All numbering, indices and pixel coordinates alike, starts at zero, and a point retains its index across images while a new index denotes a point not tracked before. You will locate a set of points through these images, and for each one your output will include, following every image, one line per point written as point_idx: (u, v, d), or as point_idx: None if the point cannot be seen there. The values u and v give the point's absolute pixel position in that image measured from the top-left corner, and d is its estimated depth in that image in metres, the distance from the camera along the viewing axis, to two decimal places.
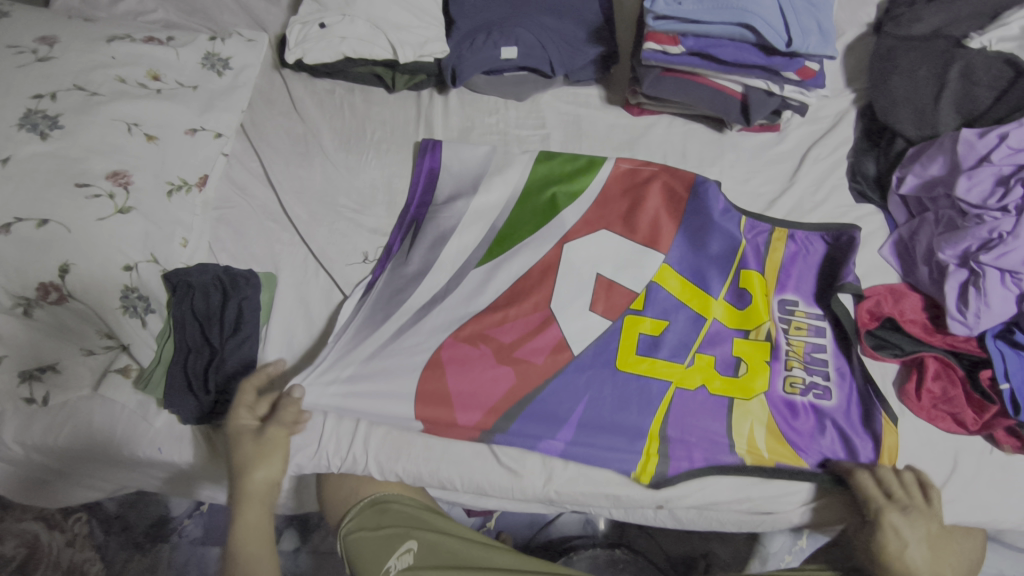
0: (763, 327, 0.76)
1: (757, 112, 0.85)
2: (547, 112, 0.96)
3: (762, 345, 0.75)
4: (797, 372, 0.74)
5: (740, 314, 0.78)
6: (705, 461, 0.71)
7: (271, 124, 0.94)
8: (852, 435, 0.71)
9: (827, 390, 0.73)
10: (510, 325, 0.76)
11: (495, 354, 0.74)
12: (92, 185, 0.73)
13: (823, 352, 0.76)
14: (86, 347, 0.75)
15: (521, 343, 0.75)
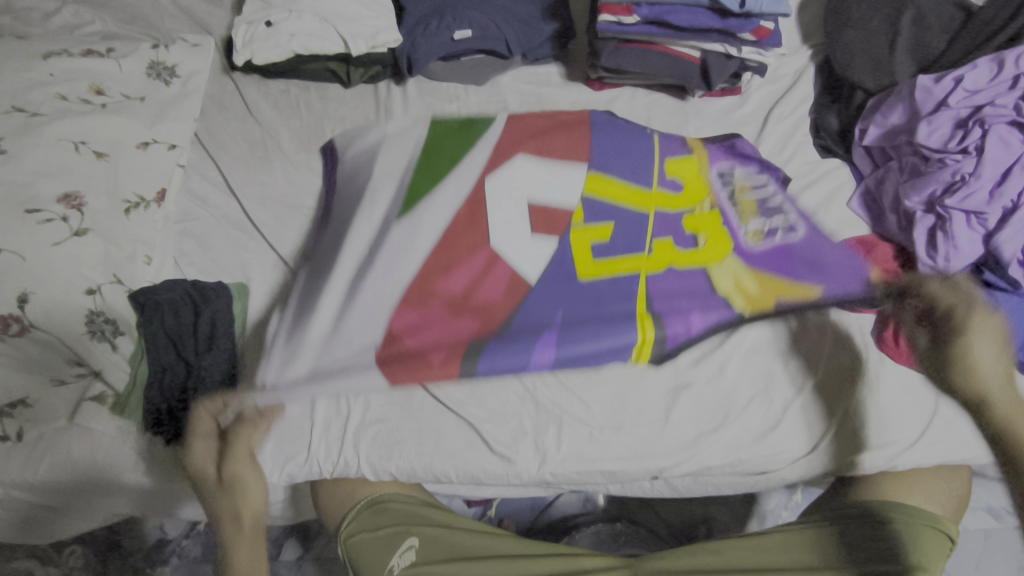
0: (705, 203, 0.80)
1: (718, 77, 0.85)
2: (508, 93, 0.95)
3: (708, 216, 0.79)
4: (754, 223, 0.78)
5: (678, 199, 0.79)
6: (700, 313, 0.74)
7: (228, 130, 0.92)
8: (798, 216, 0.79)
9: (793, 225, 0.78)
10: (456, 273, 0.74)
11: (450, 305, 0.73)
12: (43, 210, 0.71)
13: (772, 201, 0.80)
14: (56, 377, 0.71)
15: (472, 287, 0.73)
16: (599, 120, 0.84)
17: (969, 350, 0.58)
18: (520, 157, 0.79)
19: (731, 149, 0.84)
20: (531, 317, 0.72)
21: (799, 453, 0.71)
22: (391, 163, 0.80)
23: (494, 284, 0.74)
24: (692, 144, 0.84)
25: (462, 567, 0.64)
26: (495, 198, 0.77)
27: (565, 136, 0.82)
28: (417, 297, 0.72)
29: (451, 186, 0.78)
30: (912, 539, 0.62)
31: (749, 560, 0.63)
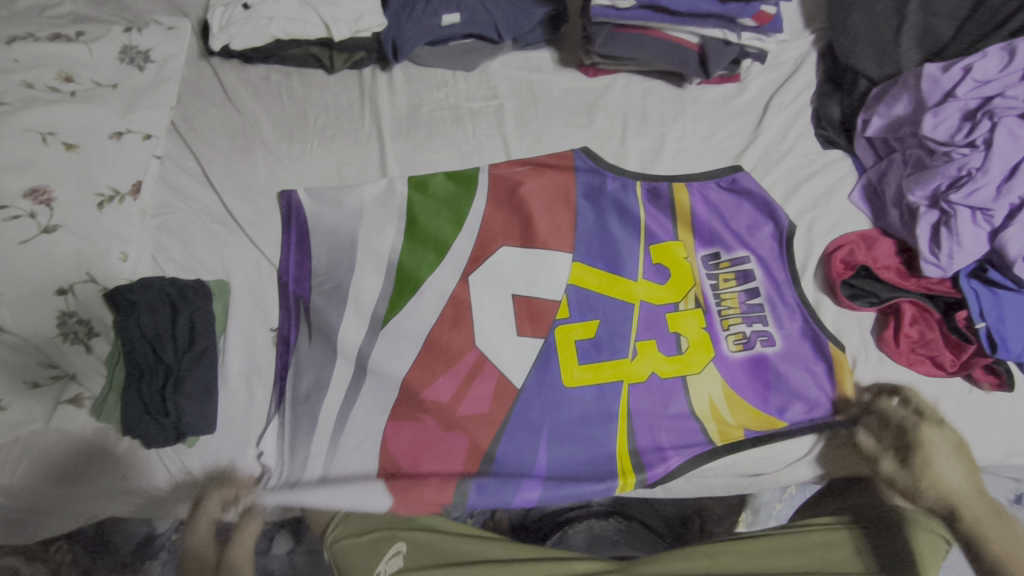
0: (690, 295, 0.75)
1: (716, 64, 0.81)
2: (498, 79, 0.91)
3: (694, 313, 0.75)
4: (736, 328, 0.74)
5: (661, 290, 0.76)
6: (677, 451, 0.71)
7: (206, 119, 0.88)
8: (779, 304, 0.74)
9: (769, 334, 0.73)
10: (442, 380, 0.74)
11: (438, 421, 0.73)
12: (9, 206, 0.68)
13: (757, 296, 0.75)
14: (30, 379, 0.69)
15: (458, 397, 0.73)
16: (581, 181, 0.81)
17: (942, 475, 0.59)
18: (506, 253, 0.78)
19: (720, 195, 0.80)
20: (505, 452, 0.71)
21: (796, 457, 0.71)
22: (381, 212, 0.81)
23: (472, 407, 0.72)
24: (678, 204, 0.79)
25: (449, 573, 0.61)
26: (480, 280, 0.77)
27: (544, 198, 0.80)
28: (407, 418, 0.73)
29: (461, 234, 0.79)
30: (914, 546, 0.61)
31: (744, 564, 0.62)
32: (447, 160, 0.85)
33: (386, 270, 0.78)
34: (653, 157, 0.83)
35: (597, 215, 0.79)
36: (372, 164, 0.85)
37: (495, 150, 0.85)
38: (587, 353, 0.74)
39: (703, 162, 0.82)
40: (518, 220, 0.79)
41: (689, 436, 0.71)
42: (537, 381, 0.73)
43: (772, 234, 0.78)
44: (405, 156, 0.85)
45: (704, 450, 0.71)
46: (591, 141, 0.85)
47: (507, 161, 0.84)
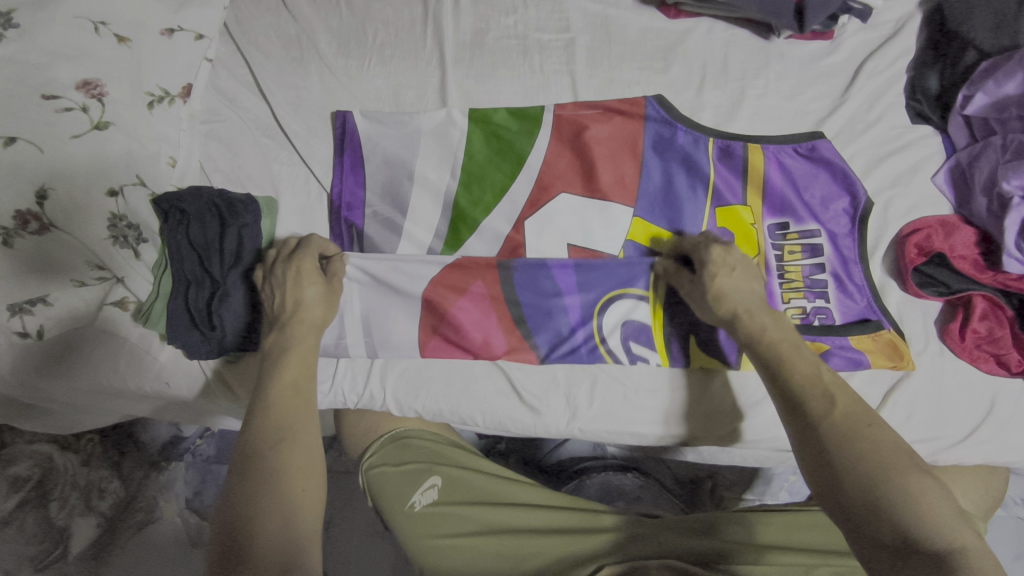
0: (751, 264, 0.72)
1: (814, 17, 0.75)
2: (571, 10, 0.84)
3: None
4: (797, 302, 0.71)
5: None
6: (718, 422, 0.71)
7: (259, 24, 0.83)
8: (846, 281, 0.71)
9: (829, 311, 0.70)
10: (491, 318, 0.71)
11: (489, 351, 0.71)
12: (61, 97, 0.65)
13: (822, 272, 0.72)
14: (77, 279, 0.68)
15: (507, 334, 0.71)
16: (650, 131, 0.76)
17: (804, 398, 0.53)
18: (564, 200, 0.74)
19: (796, 163, 0.75)
20: (544, 404, 0.71)
21: None
22: (438, 143, 0.77)
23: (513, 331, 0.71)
24: (751, 165, 0.75)
25: (484, 512, 0.65)
26: (536, 226, 0.74)
27: (611, 145, 0.75)
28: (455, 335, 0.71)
29: (521, 172, 0.75)
30: None
31: (770, 535, 0.63)
32: (511, 94, 0.80)
33: (442, 204, 0.76)
34: (729, 114, 0.78)
35: (664, 169, 0.75)
36: (431, 90, 0.81)
37: (561, 89, 0.80)
38: (622, 290, 0.72)
39: (781, 124, 0.77)
40: (580, 166, 0.75)
41: (730, 408, 0.71)
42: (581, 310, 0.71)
43: (847, 209, 0.74)
44: (466, 86, 0.81)
45: (743, 428, 0.70)
46: (665, 88, 0.80)
47: (574, 102, 0.79)
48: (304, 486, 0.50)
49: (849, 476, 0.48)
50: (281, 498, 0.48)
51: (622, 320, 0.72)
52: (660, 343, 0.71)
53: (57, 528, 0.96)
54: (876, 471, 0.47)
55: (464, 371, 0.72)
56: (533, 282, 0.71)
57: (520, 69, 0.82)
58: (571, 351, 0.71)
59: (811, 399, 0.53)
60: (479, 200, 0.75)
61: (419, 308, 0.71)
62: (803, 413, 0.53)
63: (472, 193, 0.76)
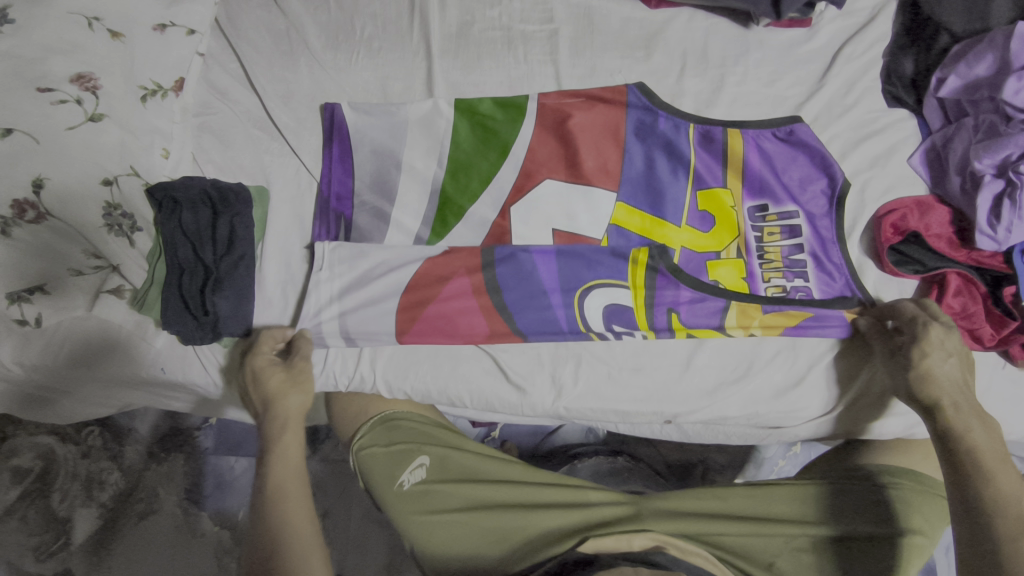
0: (731, 246, 0.75)
1: (791, 4, 0.76)
2: (555, 1, 0.86)
3: (735, 263, 0.74)
4: (776, 282, 0.73)
5: (704, 238, 0.75)
6: (699, 398, 0.72)
7: (249, 18, 0.85)
8: (824, 260, 0.73)
9: (808, 290, 0.72)
10: (475, 300, 0.72)
11: (473, 332, 0.72)
12: (56, 90, 0.67)
13: (801, 252, 0.74)
14: (74, 268, 0.69)
15: (491, 315, 0.72)
16: (632, 118, 0.78)
17: (964, 433, 0.59)
18: (550, 186, 0.76)
19: (775, 147, 0.77)
20: (531, 384, 0.73)
21: (819, 414, 0.72)
22: (426, 132, 0.79)
23: (497, 315, 0.72)
24: (731, 149, 0.76)
25: (471, 489, 0.66)
26: (522, 211, 0.76)
27: (594, 132, 0.77)
28: (438, 314, 0.72)
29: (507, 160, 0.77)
30: (916, 506, 0.64)
31: (758, 508, 0.65)
32: (496, 84, 0.82)
33: (429, 192, 0.78)
34: (709, 100, 0.80)
35: (647, 155, 0.77)
36: (419, 82, 0.83)
37: (545, 79, 0.82)
38: (605, 271, 0.73)
39: (761, 110, 0.79)
40: (563, 153, 0.77)
41: (711, 386, 0.72)
42: (561, 292, 0.73)
43: (824, 191, 0.76)
44: (453, 78, 0.83)
45: (723, 402, 0.72)
46: (646, 77, 0.81)
47: (557, 91, 0.80)
48: (305, 532, 0.59)
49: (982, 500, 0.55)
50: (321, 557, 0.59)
51: (604, 300, 0.73)
52: (643, 325, 0.72)
53: (59, 519, 1.01)
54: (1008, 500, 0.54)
55: (452, 353, 0.74)
56: (518, 263, 0.73)
57: (505, 60, 0.83)
58: (555, 333, 0.73)
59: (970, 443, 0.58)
60: (466, 188, 0.77)
61: (404, 288, 0.73)
62: (956, 443, 0.59)
63: (459, 180, 0.78)
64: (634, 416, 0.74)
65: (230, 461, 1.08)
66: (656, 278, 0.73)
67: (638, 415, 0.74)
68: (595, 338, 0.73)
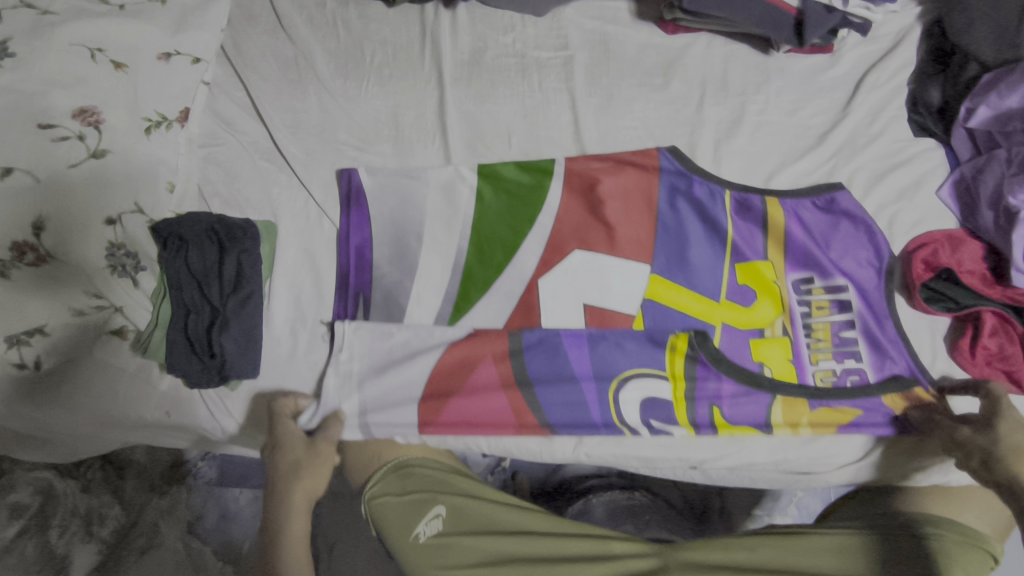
0: (776, 322, 0.71)
1: (814, 32, 0.74)
2: (569, 28, 0.84)
3: (780, 341, 0.71)
4: (825, 363, 0.70)
5: (746, 314, 0.72)
6: (726, 442, 0.69)
7: (256, 46, 0.83)
8: (875, 337, 0.69)
9: (861, 371, 0.69)
10: (502, 392, 0.69)
11: (505, 421, 0.69)
12: (57, 126, 0.65)
13: (852, 329, 0.70)
14: (75, 308, 0.67)
15: (522, 406, 0.69)
16: (664, 185, 0.75)
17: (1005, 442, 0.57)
18: (580, 265, 0.74)
19: (817, 219, 0.74)
20: (557, 442, 0.70)
21: (851, 460, 0.69)
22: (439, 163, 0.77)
23: (529, 407, 0.69)
24: (771, 220, 0.74)
25: (490, 541, 0.63)
26: (550, 285, 0.73)
27: (624, 202, 0.75)
28: (465, 404, 0.68)
29: (527, 211, 0.76)
30: (960, 560, 0.59)
31: (782, 560, 0.61)
32: (510, 113, 0.80)
33: (444, 224, 0.76)
34: (729, 130, 0.78)
35: (681, 227, 0.74)
36: (431, 111, 0.81)
37: (561, 108, 0.80)
38: (639, 361, 0.70)
39: (784, 139, 0.77)
40: (590, 225, 0.75)
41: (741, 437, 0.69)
42: (595, 383, 0.69)
43: (870, 260, 0.72)
44: (466, 107, 0.81)
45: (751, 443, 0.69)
46: (665, 106, 0.79)
47: (584, 154, 0.78)
48: None
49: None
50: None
51: (642, 390, 0.69)
52: (683, 416, 0.68)
53: (58, 557, 0.93)
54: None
55: (480, 439, 0.70)
56: (548, 348, 0.70)
57: (520, 88, 0.81)
58: (590, 424, 0.69)
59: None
60: (489, 261, 0.75)
61: (428, 376, 0.70)
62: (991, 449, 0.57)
63: (480, 253, 0.75)
64: (659, 460, 0.70)
65: (234, 493, 1.05)
66: (695, 367, 0.69)
67: (664, 458, 0.70)
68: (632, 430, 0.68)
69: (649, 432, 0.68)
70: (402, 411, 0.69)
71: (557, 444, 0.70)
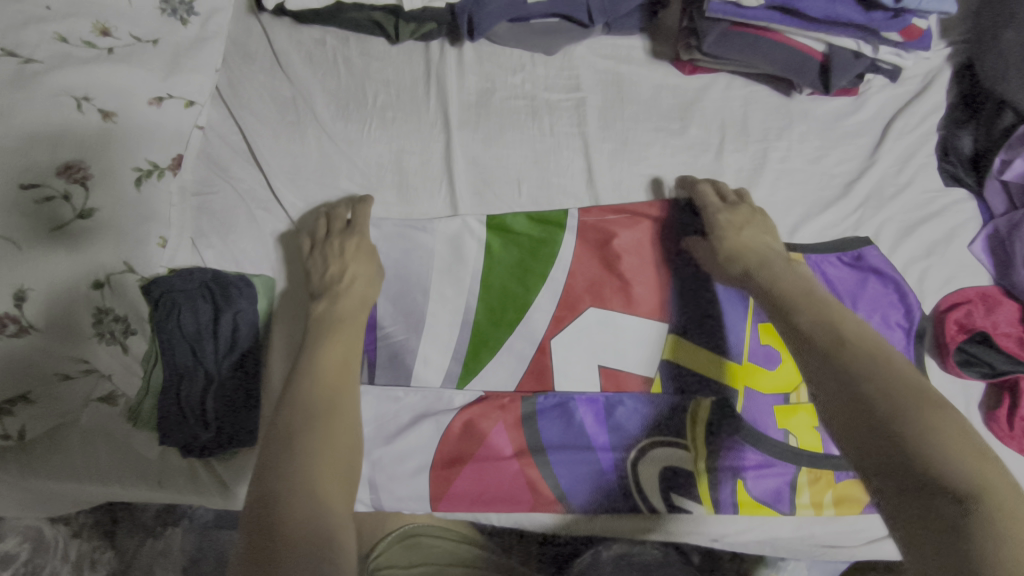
0: (801, 387, 0.68)
1: (840, 77, 0.71)
2: (582, 68, 0.80)
3: (806, 408, 0.67)
4: None
5: (770, 377, 0.68)
6: (750, 518, 0.64)
7: (253, 86, 0.79)
8: None
9: None
10: (510, 463, 0.65)
11: (514, 494, 0.65)
12: (43, 186, 0.60)
13: None
14: (61, 372, 0.62)
15: (533, 478, 0.64)
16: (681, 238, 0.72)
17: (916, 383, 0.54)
18: (596, 327, 0.70)
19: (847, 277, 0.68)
20: (570, 520, 0.66)
21: (879, 534, 0.65)
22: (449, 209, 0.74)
23: (542, 480, 0.65)
24: None
25: None
26: (563, 347, 0.70)
27: (639, 257, 0.72)
28: (474, 475, 0.65)
29: (539, 266, 0.72)
30: None
31: None
32: (520, 158, 0.76)
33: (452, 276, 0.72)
34: (751, 178, 0.74)
35: (701, 285, 0.71)
36: (436, 156, 0.77)
37: (573, 153, 0.76)
38: (659, 430, 0.66)
39: (808, 189, 0.73)
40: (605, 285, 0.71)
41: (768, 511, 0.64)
42: (612, 453, 0.65)
43: (901, 322, 0.67)
44: (473, 151, 0.77)
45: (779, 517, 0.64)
46: (682, 152, 0.76)
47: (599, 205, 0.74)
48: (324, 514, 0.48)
49: (900, 422, 0.45)
50: (315, 499, 0.49)
51: (661, 459, 0.65)
52: (705, 492, 0.64)
53: None
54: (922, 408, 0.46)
55: (491, 513, 0.66)
56: (562, 416, 0.66)
57: (530, 132, 0.77)
58: (605, 497, 0.65)
59: (868, 351, 0.51)
60: (499, 319, 0.70)
61: (438, 442, 0.66)
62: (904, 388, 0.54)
63: (491, 310, 0.71)
64: (677, 537, 0.65)
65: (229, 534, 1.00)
66: (718, 436, 0.64)
67: (683, 534, 0.65)
68: (649, 506, 0.64)
69: (668, 510, 0.64)
70: (409, 484, 0.65)
71: (570, 521, 0.66)
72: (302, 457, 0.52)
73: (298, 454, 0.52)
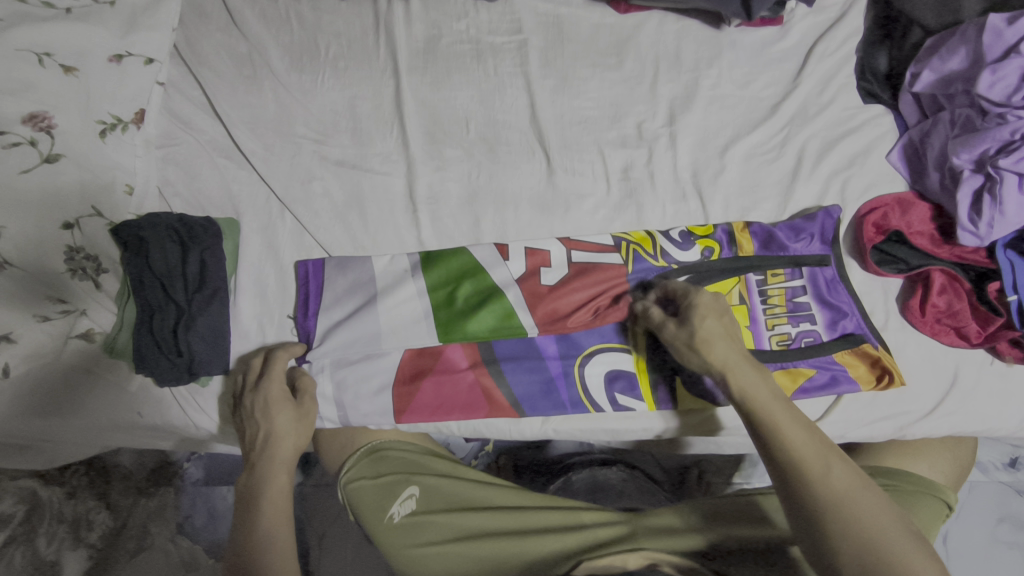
0: (733, 291, 0.70)
1: (761, 5, 0.75)
2: (522, 11, 0.84)
3: (738, 308, 0.70)
4: (781, 328, 0.69)
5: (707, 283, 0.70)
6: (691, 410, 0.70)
7: (209, 43, 0.83)
8: (827, 301, 0.70)
9: (815, 333, 0.69)
10: (463, 379, 0.70)
11: (470, 404, 0.69)
12: (8, 132, 0.64)
13: (805, 295, 0.70)
14: (40, 313, 0.67)
15: (487, 389, 0.70)
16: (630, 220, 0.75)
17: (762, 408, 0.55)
18: (546, 275, 0.72)
19: (792, 232, 0.72)
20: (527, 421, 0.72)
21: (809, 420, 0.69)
22: (403, 149, 0.79)
23: (495, 389, 0.70)
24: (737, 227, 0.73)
25: (464, 518, 0.65)
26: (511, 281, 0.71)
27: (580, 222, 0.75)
28: (432, 389, 0.69)
29: (489, 196, 0.77)
30: (911, 506, 0.62)
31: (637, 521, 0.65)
32: (466, 99, 0.81)
33: (408, 209, 0.77)
34: (684, 104, 0.79)
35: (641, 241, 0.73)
36: (386, 101, 0.81)
37: (517, 91, 0.81)
38: (605, 338, 0.71)
39: (737, 112, 0.78)
40: (550, 219, 0.75)
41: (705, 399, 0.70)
42: (560, 359, 0.70)
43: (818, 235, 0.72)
44: (422, 94, 0.81)
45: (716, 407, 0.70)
46: (619, 85, 0.80)
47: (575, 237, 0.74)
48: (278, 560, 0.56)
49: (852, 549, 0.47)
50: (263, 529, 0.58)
51: (606, 362, 0.70)
52: (645, 390, 0.70)
53: (47, 564, 0.85)
54: (871, 535, 0.48)
55: (451, 422, 0.71)
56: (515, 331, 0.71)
57: (475, 73, 0.82)
58: (555, 402, 0.70)
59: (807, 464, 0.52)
60: (455, 287, 0.71)
61: (398, 364, 0.70)
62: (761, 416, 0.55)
63: (447, 266, 0.72)
64: (625, 431, 0.72)
65: (222, 489, 1.01)
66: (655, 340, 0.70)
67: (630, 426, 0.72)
68: (595, 406, 0.70)
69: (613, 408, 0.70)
70: (374, 404, 0.69)
71: (526, 422, 0.72)
72: (267, 528, 0.58)
73: (266, 506, 0.60)
